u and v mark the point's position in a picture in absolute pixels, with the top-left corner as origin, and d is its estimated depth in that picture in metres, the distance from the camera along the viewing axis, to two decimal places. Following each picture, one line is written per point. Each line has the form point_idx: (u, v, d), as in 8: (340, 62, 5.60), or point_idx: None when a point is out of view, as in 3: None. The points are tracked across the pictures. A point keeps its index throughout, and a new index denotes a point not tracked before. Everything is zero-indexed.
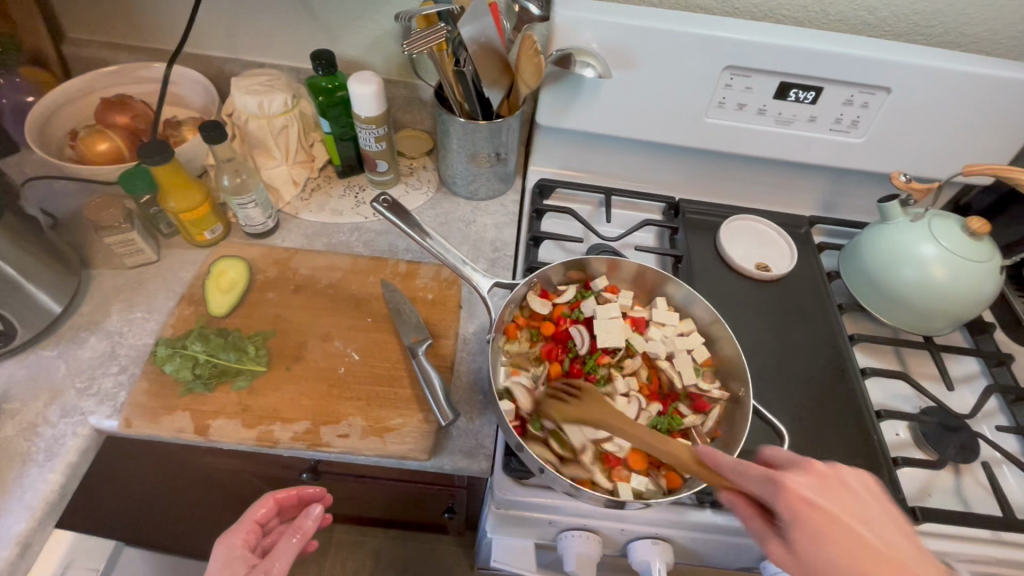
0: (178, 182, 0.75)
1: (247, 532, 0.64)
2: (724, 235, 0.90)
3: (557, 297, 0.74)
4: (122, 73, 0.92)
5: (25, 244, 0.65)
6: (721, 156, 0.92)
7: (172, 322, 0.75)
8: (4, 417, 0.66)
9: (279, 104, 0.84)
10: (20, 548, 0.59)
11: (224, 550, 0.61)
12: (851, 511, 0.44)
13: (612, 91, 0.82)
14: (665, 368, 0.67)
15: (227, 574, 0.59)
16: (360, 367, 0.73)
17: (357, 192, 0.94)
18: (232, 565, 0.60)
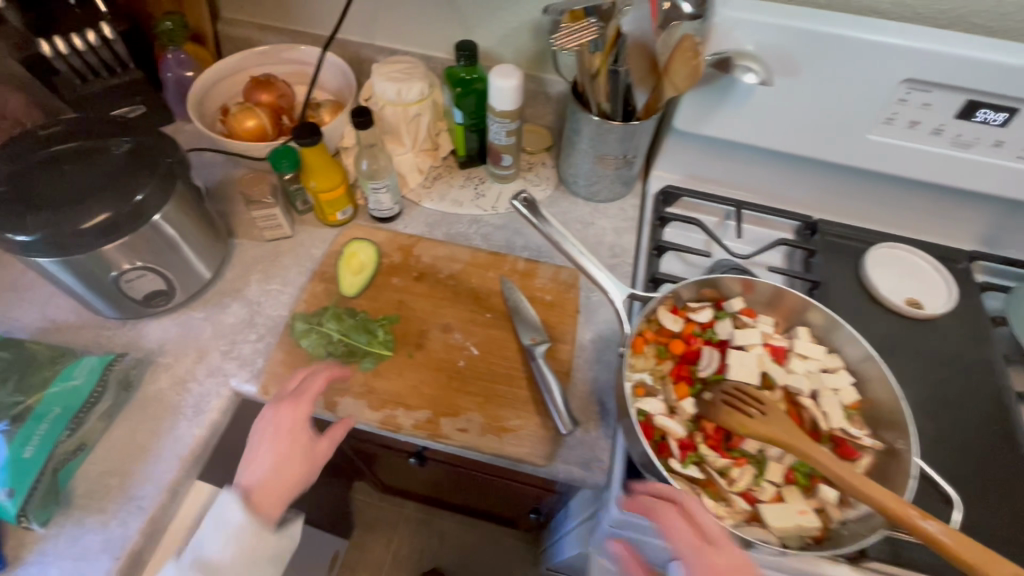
0: (321, 163, 0.77)
1: (301, 408, 0.61)
2: (870, 263, 0.82)
3: (688, 314, 0.70)
4: (270, 54, 0.96)
5: (192, 212, 0.70)
6: (876, 175, 0.83)
7: (304, 298, 0.78)
8: (159, 370, 0.71)
9: (416, 93, 0.85)
10: (170, 494, 0.63)
11: (282, 416, 0.60)
12: None
13: (766, 98, 0.76)
14: (811, 406, 0.63)
15: (283, 437, 0.59)
16: (479, 362, 0.73)
17: (477, 184, 0.94)
18: (288, 441, 0.59)
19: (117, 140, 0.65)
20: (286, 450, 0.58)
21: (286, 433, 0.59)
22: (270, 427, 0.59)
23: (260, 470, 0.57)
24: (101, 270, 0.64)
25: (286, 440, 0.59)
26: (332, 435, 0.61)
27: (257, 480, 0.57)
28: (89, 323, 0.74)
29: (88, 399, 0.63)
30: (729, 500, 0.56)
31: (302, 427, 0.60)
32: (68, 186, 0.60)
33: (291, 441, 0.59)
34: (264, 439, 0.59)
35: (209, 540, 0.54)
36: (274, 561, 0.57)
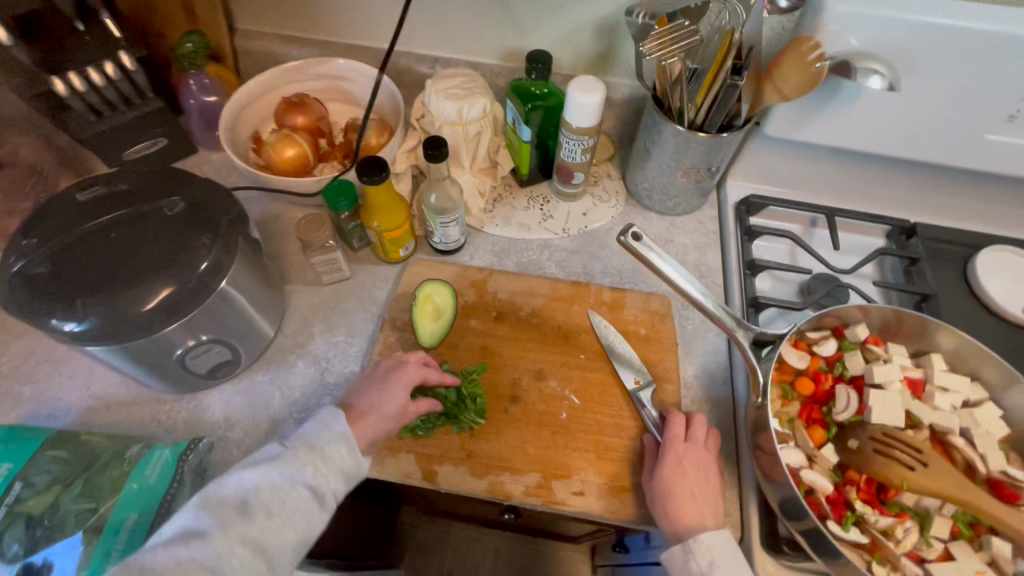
0: (387, 201, 0.69)
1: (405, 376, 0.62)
2: (981, 270, 0.76)
3: (811, 348, 0.65)
4: (300, 70, 0.85)
5: (251, 270, 0.62)
6: (983, 174, 0.76)
7: (379, 351, 0.70)
8: (231, 447, 0.64)
9: (478, 110, 0.75)
10: None
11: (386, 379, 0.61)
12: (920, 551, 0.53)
13: (875, 99, 0.69)
14: (964, 447, 0.57)
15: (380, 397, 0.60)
16: (581, 411, 0.67)
17: (541, 203, 0.86)
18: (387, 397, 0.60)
19: (166, 199, 0.57)
20: (390, 397, 0.60)
21: (396, 384, 0.61)
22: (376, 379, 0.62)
23: (367, 403, 0.59)
24: (165, 352, 0.57)
25: (395, 392, 0.60)
26: (421, 405, 0.62)
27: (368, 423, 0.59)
28: (142, 398, 0.66)
29: (166, 497, 0.56)
30: (897, 564, 0.52)
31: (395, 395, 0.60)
32: (121, 260, 0.53)
33: (398, 388, 0.61)
34: (372, 382, 0.62)
35: (315, 431, 0.56)
36: (349, 478, 0.56)
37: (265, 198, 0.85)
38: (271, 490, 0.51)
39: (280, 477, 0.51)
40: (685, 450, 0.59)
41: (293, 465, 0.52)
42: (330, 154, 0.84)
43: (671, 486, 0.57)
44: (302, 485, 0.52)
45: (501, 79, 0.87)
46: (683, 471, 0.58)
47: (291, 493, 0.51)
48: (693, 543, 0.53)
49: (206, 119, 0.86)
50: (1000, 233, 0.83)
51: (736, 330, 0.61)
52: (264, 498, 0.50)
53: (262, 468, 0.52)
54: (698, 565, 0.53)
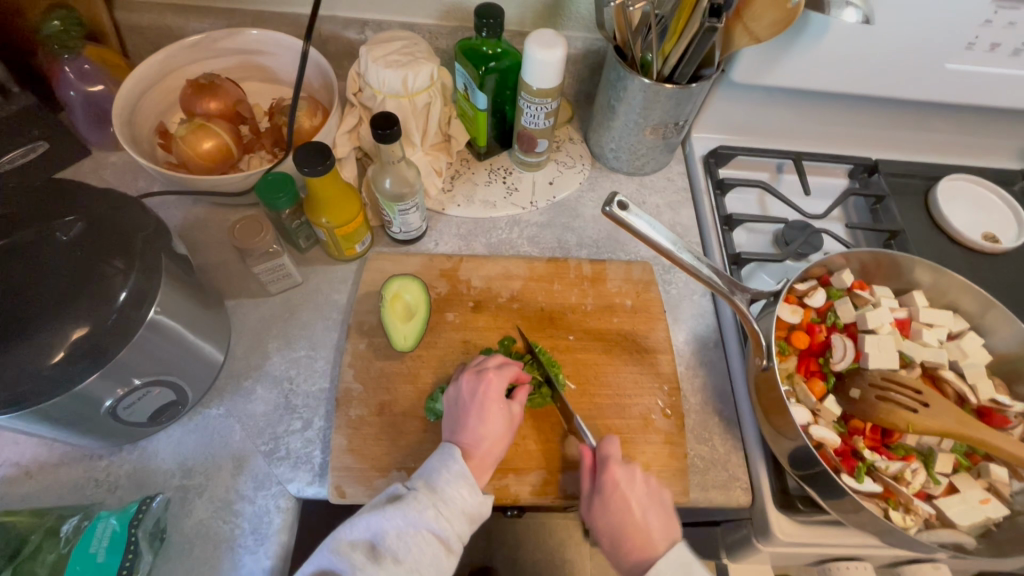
0: (336, 193, 0.61)
1: (495, 396, 0.56)
2: (941, 201, 0.78)
3: (802, 301, 0.63)
4: (203, 46, 0.72)
5: (182, 292, 0.52)
6: (938, 104, 0.77)
7: (349, 362, 0.63)
8: (192, 495, 0.55)
9: (425, 78, 0.67)
10: None
11: (479, 403, 0.56)
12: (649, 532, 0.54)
13: (844, 35, 0.66)
14: (954, 379, 0.59)
15: (487, 420, 0.55)
16: (577, 395, 0.63)
17: (503, 175, 0.79)
18: (493, 418, 0.55)
19: (58, 220, 0.46)
20: (493, 418, 0.55)
21: (490, 401, 0.56)
22: (472, 404, 0.56)
23: (474, 436, 0.55)
24: (90, 405, 0.48)
25: (494, 410, 0.56)
26: (520, 398, 0.59)
27: (473, 444, 0.54)
28: (71, 457, 0.56)
29: (123, 572, 0.48)
30: (910, 506, 0.52)
31: (493, 416, 0.55)
32: (10, 302, 0.42)
33: (495, 404, 0.56)
34: (465, 407, 0.56)
35: (435, 469, 0.52)
36: (472, 519, 0.52)
37: (185, 201, 0.73)
38: (397, 536, 0.48)
39: (404, 523, 0.49)
40: (620, 481, 0.55)
41: (415, 510, 0.49)
42: (255, 143, 0.73)
43: (613, 523, 0.54)
44: (426, 529, 0.49)
45: (443, 40, 0.77)
46: (623, 507, 0.54)
47: (416, 538, 0.49)
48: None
49: (94, 114, 0.72)
50: (949, 160, 0.85)
51: (734, 296, 0.57)
52: (391, 543, 0.48)
53: (387, 512, 0.49)
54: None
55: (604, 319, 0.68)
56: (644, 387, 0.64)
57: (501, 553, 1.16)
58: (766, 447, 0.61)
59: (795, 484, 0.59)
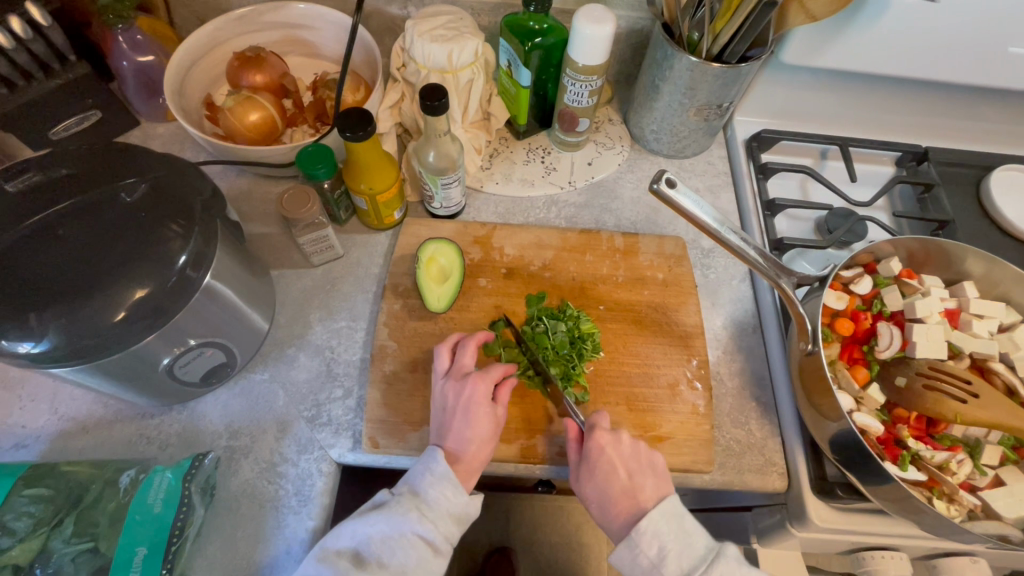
0: (376, 162, 0.61)
1: (478, 404, 0.55)
2: (995, 191, 0.75)
3: (847, 288, 0.62)
4: (250, 18, 0.73)
5: (233, 257, 0.54)
6: (996, 90, 0.74)
7: (383, 321, 0.64)
8: (238, 456, 0.57)
9: (469, 53, 0.66)
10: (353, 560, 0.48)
11: (462, 412, 0.55)
12: (626, 488, 0.54)
13: (904, 14, 0.64)
14: (1004, 371, 0.57)
15: (472, 427, 0.54)
16: (605, 361, 0.64)
17: (542, 155, 0.79)
18: (478, 425, 0.55)
19: (121, 182, 0.48)
20: (479, 420, 0.55)
21: (475, 404, 0.55)
22: (458, 410, 0.55)
23: (461, 440, 0.54)
24: (148, 363, 0.50)
25: (480, 412, 0.55)
26: (506, 399, 0.57)
27: (460, 448, 0.54)
28: (123, 415, 0.58)
29: (176, 524, 0.50)
30: (954, 496, 0.52)
31: (477, 422, 0.55)
32: (79, 260, 0.43)
33: (480, 407, 0.55)
34: (450, 411, 0.55)
35: (418, 474, 0.53)
36: (458, 520, 0.53)
37: (229, 172, 0.75)
38: (382, 540, 0.49)
39: (388, 527, 0.49)
40: (605, 448, 0.54)
41: (399, 513, 0.50)
42: (298, 117, 0.74)
43: (605, 489, 0.54)
44: (411, 533, 0.49)
45: (486, 17, 0.76)
46: (608, 475, 0.54)
47: (400, 542, 0.49)
48: (636, 535, 0.52)
49: (145, 84, 0.73)
50: (1000, 151, 0.83)
51: (780, 281, 0.56)
52: (376, 547, 0.48)
53: (371, 518, 0.50)
54: (645, 555, 0.52)
55: (635, 292, 0.68)
56: (672, 359, 0.64)
57: (519, 533, 1.18)
58: (804, 433, 0.60)
59: (834, 472, 0.59)
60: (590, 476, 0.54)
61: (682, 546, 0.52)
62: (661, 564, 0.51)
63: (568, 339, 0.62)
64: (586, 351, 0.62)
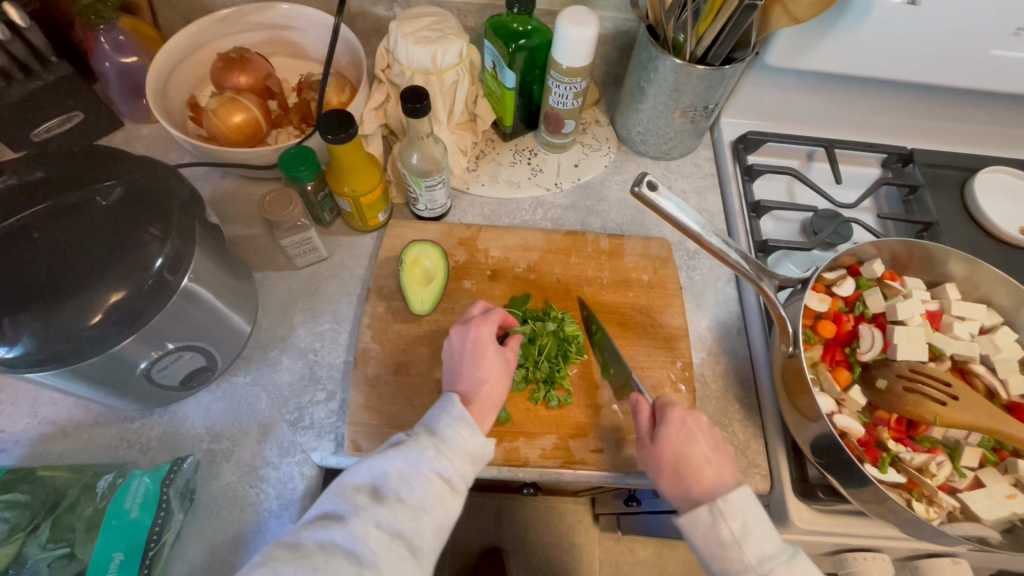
0: (359, 164, 0.61)
1: (483, 345, 0.56)
2: (979, 193, 0.75)
3: (830, 290, 0.62)
4: (234, 20, 0.72)
5: (214, 260, 0.53)
6: (979, 93, 0.74)
7: (367, 324, 0.64)
8: (219, 459, 0.57)
9: (454, 55, 0.66)
10: (369, 495, 0.46)
11: (471, 354, 0.55)
12: (701, 460, 0.51)
13: (887, 17, 0.64)
14: (984, 374, 0.58)
15: (481, 367, 0.55)
16: (588, 364, 0.64)
17: (529, 157, 0.79)
18: (487, 365, 0.55)
19: (98, 185, 0.47)
20: (488, 360, 0.55)
21: (482, 345, 0.56)
22: (465, 353, 0.56)
23: (472, 382, 0.54)
24: (126, 367, 0.49)
25: (488, 353, 0.55)
26: (513, 346, 0.59)
27: (473, 389, 0.54)
28: (104, 419, 0.58)
29: (154, 529, 0.50)
30: (934, 498, 0.52)
31: (485, 362, 0.55)
32: (52, 264, 0.43)
33: (487, 347, 0.56)
34: (457, 356, 0.56)
35: (435, 415, 0.51)
36: (476, 460, 0.50)
37: (214, 173, 0.74)
38: (399, 476, 0.46)
39: (406, 462, 0.47)
40: (688, 422, 0.53)
41: (416, 450, 0.48)
42: (283, 118, 0.73)
43: (684, 462, 0.51)
44: (428, 469, 0.47)
45: (472, 18, 0.76)
46: (687, 446, 0.52)
47: (418, 476, 0.47)
48: (722, 503, 0.48)
49: (128, 85, 0.73)
50: (985, 153, 0.83)
51: (761, 283, 0.56)
52: (393, 483, 0.46)
53: (388, 454, 0.48)
54: (727, 529, 0.48)
55: (620, 294, 0.68)
56: (657, 362, 0.64)
57: (511, 534, 1.18)
58: (787, 435, 0.60)
59: (815, 474, 0.59)
60: (665, 448, 0.52)
61: (766, 530, 0.48)
62: (742, 540, 0.47)
63: (555, 340, 0.62)
64: (569, 354, 0.62)
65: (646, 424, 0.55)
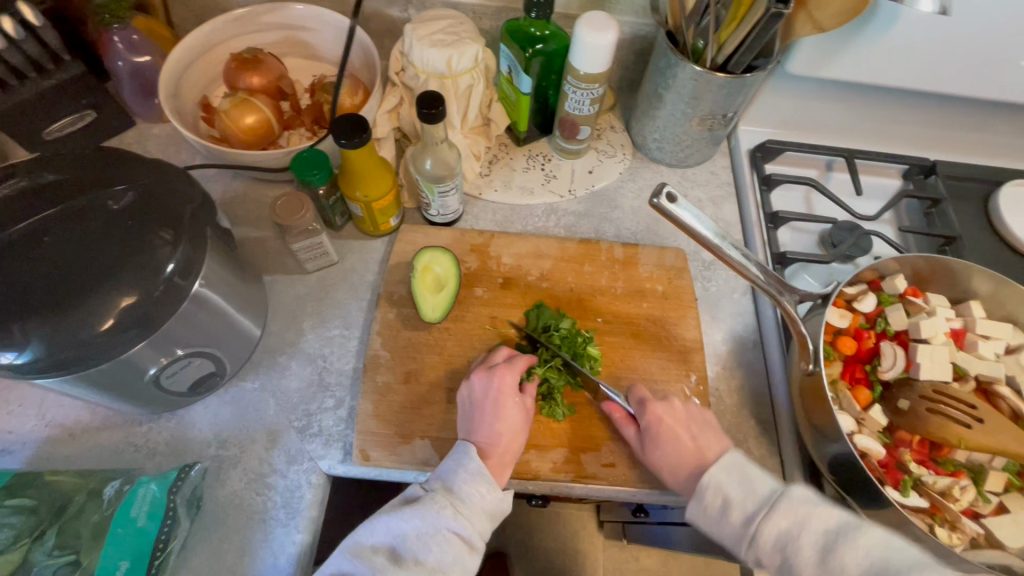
0: (372, 168, 0.60)
1: (506, 396, 0.55)
2: (1004, 207, 0.73)
3: (850, 305, 0.61)
4: (248, 19, 0.72)
5: (224, 264, 0.53)
6: (1006, 104, 0.73)
7: (377, 330, 0.63)
8: (226, 466, 0.56)
9: (469, 59, 0.65)
10: (389, 556, 0.47)
11: (494, 404, 0.55)
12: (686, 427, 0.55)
13: (913, 27, 0.62)
14: (1010, 395, 0.56)
15: (503, 418, 0.54)
16: (602, 376, 0.62)
17: (542, 162, 0.78)
18: (508, 416, 0.55)
19: (109, 188, 0.47)
20: (509, 412, 0.55)
21: (503, 399, 0.55)
22: (490, 403, 0.55)
23: (491, 434, 0.54)
24: (135, 373, 0.49)
25: (509, 404, 0.55)
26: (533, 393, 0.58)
27: (490, 442, 0.54)
28: (112, 422, 0.57)
29: (161, 537, 0.49)
30: (957, 523, 0.51)
31: (507, 413, 0.55)
32: (63, 267, 0.42)
33: (509, 399, 0.55)
34: (479, 407, 0.55)
35: (450, 469, 0.52)
36: (492, 516, 0.51)
37: (225, 174, 0.74)
38: (417, 536, 0.47)
39: (422, 523, 0.48)
40: (663, 418, 0.55)
41: (433, 509, 0.48)
42: (295, 120, 0.73)
43: (678, 456, 0.54)
44: (446, 529, 0.48)
45: (487, 21, 0.75)
46: (669, 440, 0.54)
47: (436, 539, 0.47)
48: (699, 488, 0.52)
49: (140, 84, 0.72)
50: (1009, 165, 0.81)
51: (782, 298, 0.55)
52: (411, 545, 0.47)
53: (405, 514, 0.48)
54: (712, 505, 0.51)
55: (634, 304, 0.67)
56: (671, 375, 0.63)
57: (516, 539, 1.17)
58: (804, 453, 0.59)
59: (833, 494, 0.58)
60: (653, 446, 0.55)
61: (746, 492, 0.50)
62: (727, 510, 0.50)
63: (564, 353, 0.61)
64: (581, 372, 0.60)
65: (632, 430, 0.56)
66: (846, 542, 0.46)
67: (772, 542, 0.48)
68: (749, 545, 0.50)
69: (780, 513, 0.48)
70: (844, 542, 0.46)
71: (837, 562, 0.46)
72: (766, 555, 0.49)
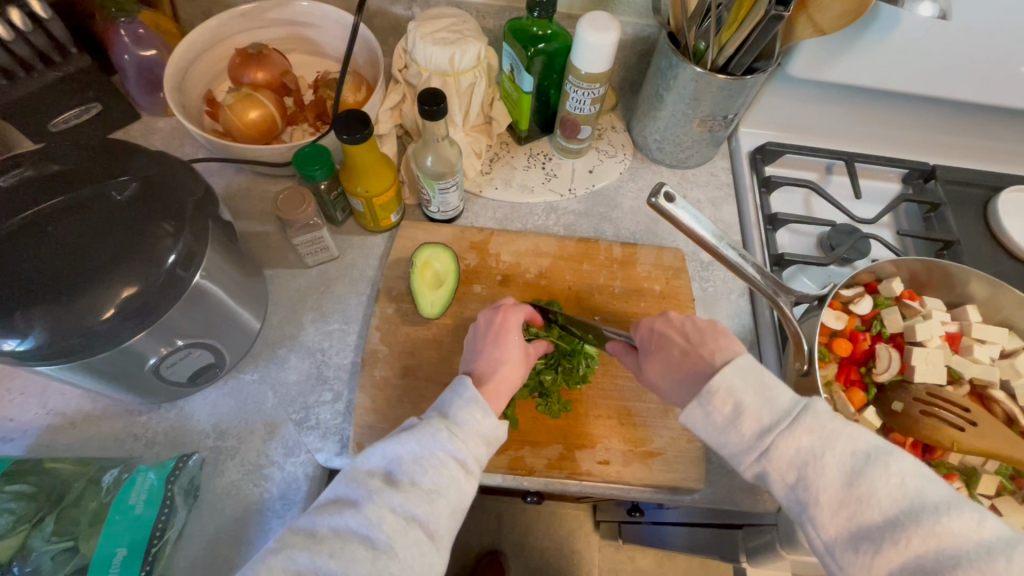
0: (374, 164, 0.60)
1: (507, 331, 0.57)
2: (1002, 214, 0.74)
3: (847, 307, 0.61)
4: (254, 15, 0.72)
5: (225, 256, 0.53)
6: (1006, 110, 0.73)
7: (376, 325, 0.64)
8: (225, 457, 0.56)
9: (472, 57, 0.66)
10: (384, 480, 0.45)
11: (495, 338, 0.56)
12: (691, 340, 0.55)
13: (913, 33, 0.63)
14: (1005, 399, 0.56)
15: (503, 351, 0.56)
16: (599, 373, 0.63)
17: (543, 161, 0.78)
18: (507, 349, 0.56)
19: (112, 179, 0.47)
20: (509, 346, 0.56)
21: (506, 331, 0.57)
22: (490, 337, 0.57)
23: (490, 363, 0.55)
24: (136, 363, 0.49)
25: (511, 339, 0.56)
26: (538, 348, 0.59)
27: (489, 370, 0.54)
28: (112, 411, 0.58)
29: (157, 525, 0.50)
30: None
31: (506, 346, 0.56)
32: (65, 256, 0.43)
33: (511, 334, 0.57)
34: (480, 340, 0.57)
35: (447, 397, 0.50)
36: (490, 443, 0.49)
37: (228, 169, 0.74)
38: (413, 461, 0.45)
39: (418, 448, 0.46)
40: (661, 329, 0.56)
41: (429, 433, 0.46)
42: (298, 116, 0.73)
43: (673, 365, 0.53)
44: (441, 454, 0.46)
45: (491, 20, 0.75)
46: (667, 348, 0.55)
47: (432, 462, 0.45)
48: (706, 390, 0.48)
49: (146, 78, 0.73)
50: (1008, 171, 0.81)
51: (778, 299, 0.55)
52: (407, 468, 0.45)
53: (400, 438, 0.47)
54: (721, 412, 0.48)
55: (631, 303, 0.67)
56: None
57: (512, 537, 1.18)
58: None
59: None
60: (649, 358, 0.55)
61: (760, 402, 0.47)
62: (737, 419, 0.47)
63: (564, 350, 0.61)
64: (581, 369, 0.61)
65: (630, 354, 0.57)
66: (875, 467, 0.42)
67: (788, 460, 0.44)
68: (760, 455, 0.46)
69: (802, 429, 0.44)
70: (874, 465, 0.42)
71: (866, 484, 0.41)
72: (776, 471, 0.45)
